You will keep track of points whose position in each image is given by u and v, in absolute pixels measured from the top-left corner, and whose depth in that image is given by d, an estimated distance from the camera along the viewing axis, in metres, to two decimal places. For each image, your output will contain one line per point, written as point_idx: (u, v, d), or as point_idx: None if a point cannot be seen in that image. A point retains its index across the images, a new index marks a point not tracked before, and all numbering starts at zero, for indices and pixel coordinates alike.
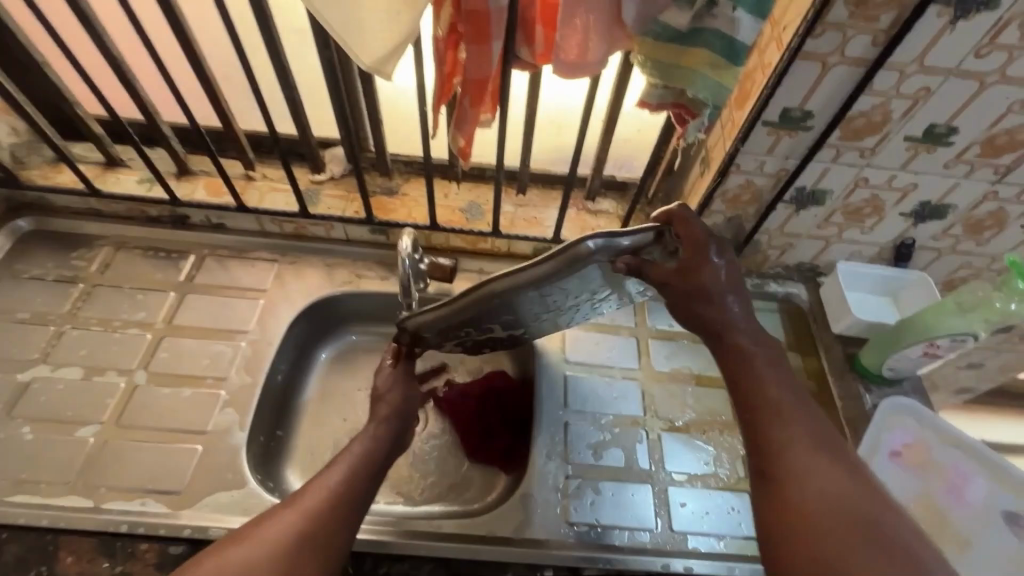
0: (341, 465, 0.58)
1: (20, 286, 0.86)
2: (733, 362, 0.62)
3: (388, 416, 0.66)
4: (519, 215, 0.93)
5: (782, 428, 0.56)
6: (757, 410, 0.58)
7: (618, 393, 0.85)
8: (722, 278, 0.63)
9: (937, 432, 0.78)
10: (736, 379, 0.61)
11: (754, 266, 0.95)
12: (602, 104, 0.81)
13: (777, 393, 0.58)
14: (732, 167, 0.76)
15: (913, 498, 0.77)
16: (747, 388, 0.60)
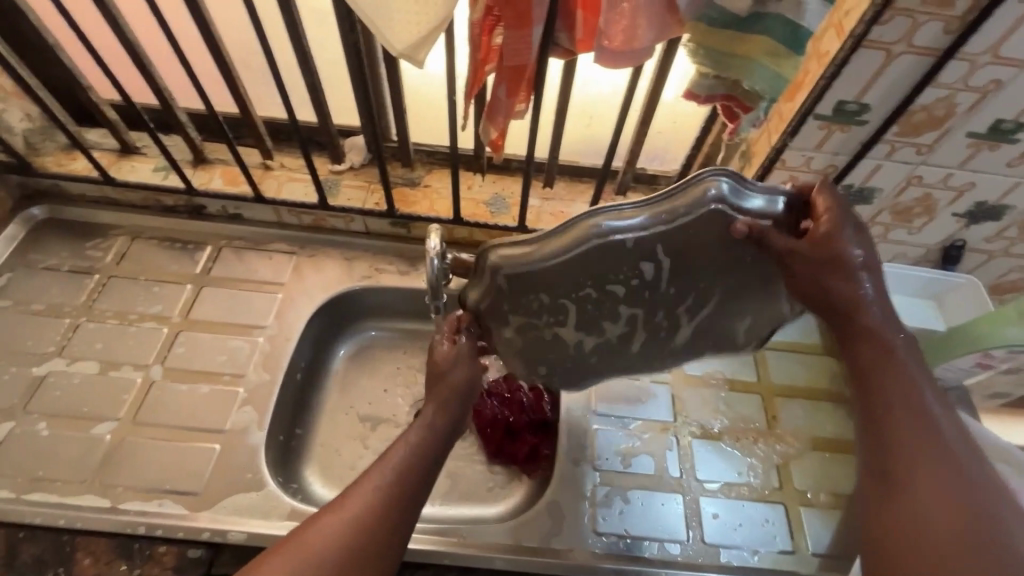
0: (390, 464, 0.53)
1: (35, 277, 0.84)
2: (866, 345, 0.54)
3: (444, 399, 0.58)
4: (545, 208, 0.89)
5: (909, 423, 0.49)
6: (883, 399, 0.51)
7: (648, 398, 0.82)
8: (857, 251, 0.54)
9: (986, 444, 0.73)
10: (860, 361, 0.54)
11: None
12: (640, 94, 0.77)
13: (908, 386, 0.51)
14: (777, 163, 0.72)
15: None
16: (872, 373, 0.53)
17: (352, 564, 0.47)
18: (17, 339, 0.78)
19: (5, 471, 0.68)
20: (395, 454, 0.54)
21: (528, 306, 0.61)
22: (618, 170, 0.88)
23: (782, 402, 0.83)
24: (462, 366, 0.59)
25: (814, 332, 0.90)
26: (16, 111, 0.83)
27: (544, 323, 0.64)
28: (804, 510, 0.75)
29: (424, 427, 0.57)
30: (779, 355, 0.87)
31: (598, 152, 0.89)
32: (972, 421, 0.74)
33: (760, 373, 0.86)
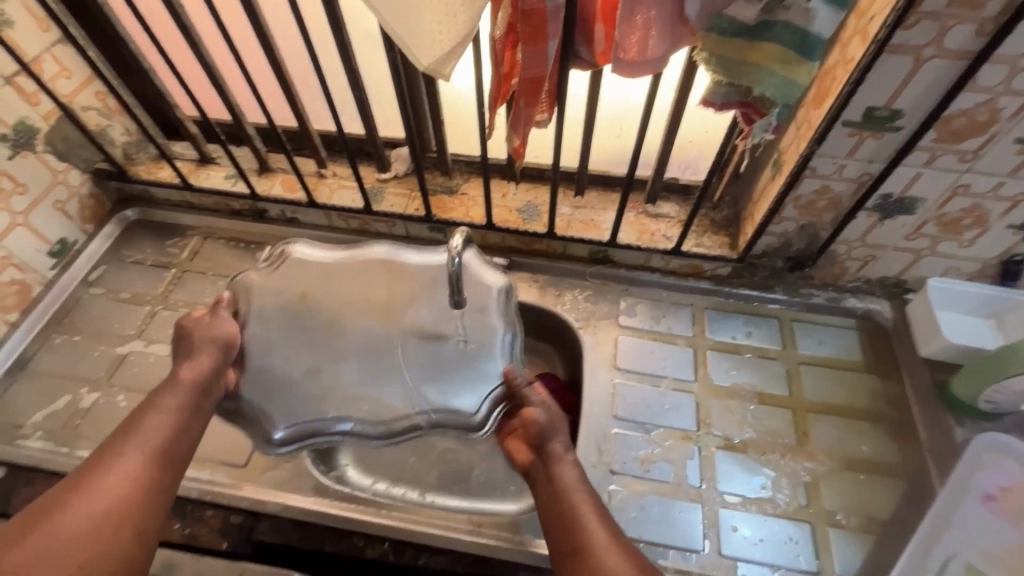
0: (144, 431, 0.55)
1: (125, 269, 0.96)
2: (548, 465, 0.59)
3: (189, 357, 0.61)
4: (576, 216, 0.92)
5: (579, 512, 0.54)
6: (563, 521, 0.54)
7: (671, 405, 0.82)
8: (547, 413, 0.62)
9: None
10: (553, 488, 0.56)
11: (831, 279, 0.88)
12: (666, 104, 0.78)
13: (587, 504, 0.55)
14: (806, 171, 0.71)
15: (1009, 550, 0.67)
16: (556, 494, 0.56)
17: (123, 518, 0.50)
18: (106, 323, 0.90)
19: (89, 434, 0.78)
20: (155, 418, 0.56)
21: (296, 313, 0.72)
22: (648, 180, 0.90)
23: (814, 418, 0.80)
24: (206, 338, 0.63)
25: (855, 349, 0.86)
26: (117, 127, 0.96)
27: (299, 341, 0.70)
28: (832, 532, 0.72)
29: (172, 388, 0.59)
30: (813, 370, 0.85)
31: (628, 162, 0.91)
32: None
33: (792, 388, 0.83)
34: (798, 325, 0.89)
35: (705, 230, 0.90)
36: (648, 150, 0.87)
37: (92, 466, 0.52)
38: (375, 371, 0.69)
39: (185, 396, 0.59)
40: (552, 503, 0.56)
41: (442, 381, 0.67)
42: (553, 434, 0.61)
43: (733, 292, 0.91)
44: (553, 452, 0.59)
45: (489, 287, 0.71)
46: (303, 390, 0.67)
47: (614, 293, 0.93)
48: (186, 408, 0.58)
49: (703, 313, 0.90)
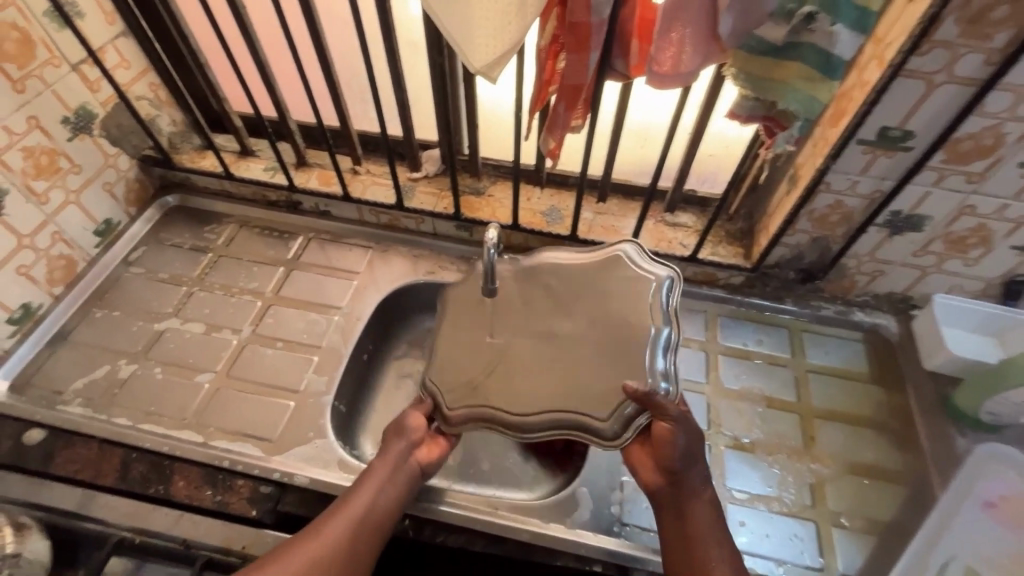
0: (346, 507, 0.62)
1: (163, 251, 1.01)
2: (682, 502, 0.64)
3: (390, 438, 0.69)
4: (597, 222, 0.96)
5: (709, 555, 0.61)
6: (690, 559, 0.61)
7: (683, 404, 0.85)
8: (686, 445, 0.64)
9: None
10: (684, 525, 0.63)
11: (839, 292, 0.92)
12: (691, 117, 0.83)
13: (717, 549, 0.61)
14: (821, 185, 0.75)
15: (1009, 557, 0.69)
16: (686, 527, 0.63)
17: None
18: (144, 300, 0.94)
19: (125, 403, 0.82)
20: (358, 497, 0.63)
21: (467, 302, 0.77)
22: (667, 190, 0.94)
23: (821, 423, 0.83)
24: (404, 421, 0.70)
25: (860, 360, 0.90)
26: (165, 117, 1.02)
27: (467, 331, 0.75)
28: (836, 532, 0.74)
29: (371, 470, 0.66)
30: (821, 378, 0.88)
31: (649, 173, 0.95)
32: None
33: (800, 394, 0.86)
34: (807, 336, 0.92)
35: (721, 240, 0.94)
36: (669, 162, 0.92)
37: (298, 538, 0.60)
38: (528, 363, 0.72)
39: (381, 475, 0.65)
40: (679, 534, 0.63)
41: (590, 386, 0.69)
42: (689, 465, 0.65)
43: (745, 301, 0.95)
44: (690, 486, 0.64)
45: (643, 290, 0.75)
46: (467, 374, 0.71)
47: None
48: (381, 486, 0.64)
49: (715, 320, 0.94)
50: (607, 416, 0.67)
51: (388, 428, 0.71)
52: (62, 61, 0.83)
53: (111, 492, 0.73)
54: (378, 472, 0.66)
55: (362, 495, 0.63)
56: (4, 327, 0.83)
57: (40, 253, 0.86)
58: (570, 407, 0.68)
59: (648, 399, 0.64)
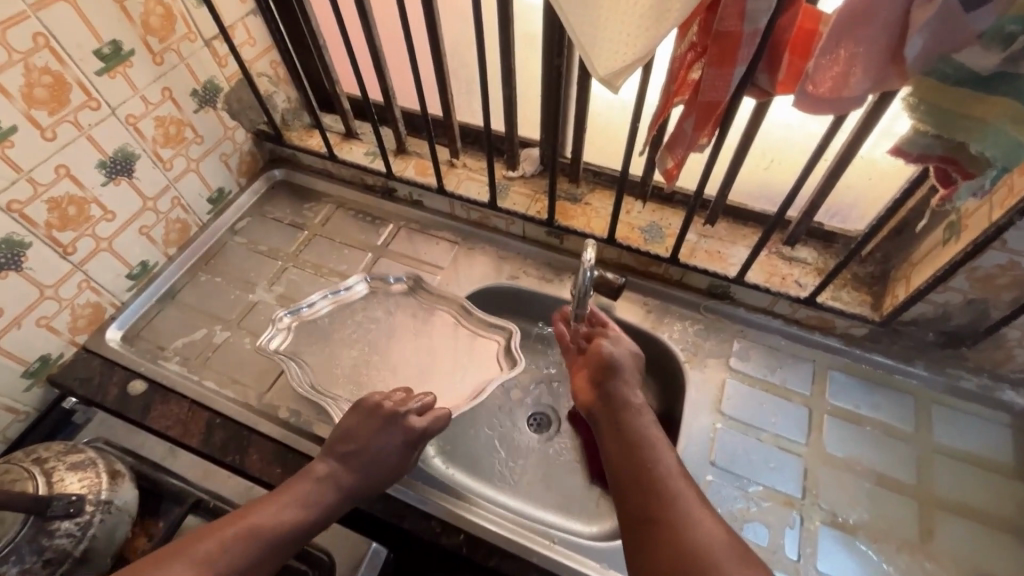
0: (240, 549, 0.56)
1: (265, 224, 1.05)
2: (619, 412, 0.62)
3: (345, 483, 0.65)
4: (701, 245, 0.88)
5: (653, 464, 0.55)
6: (632, 466, 0.56)
7: (777, 464, 0.76)
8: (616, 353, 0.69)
9: None
10: (622, 435, 0.60)
11: (988, 363, 0.77)
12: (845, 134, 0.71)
13: (663, 453, 0.57)
14: (994, 242, 0.63)
15: None
16: (632, 449, 0.58)
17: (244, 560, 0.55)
18: (243, 269, 0.98)
19: (216, 368, 0.86)
20: (287, 499, 0.62)
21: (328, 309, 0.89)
22: (792, 222, 0.83)
23: (943, 517, 0.71)
24: (388, 436, 0.68)
25: (1005, 449, 0.75)
26: (282, 95, 1.05)
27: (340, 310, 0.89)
28: None
29: (318, 480, 0.64)
30: (950, 462, 0.75)
31: (769, 198, 0.85)
32: None
33: (921, 476, 0.74)
34: (939, 409, 0.79)
35: (846, 284, 0.83)
36: (801, 191, 0.81)
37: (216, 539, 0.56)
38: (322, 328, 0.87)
39: (326, 506, 0.63)
40: (629, 464, 0.56)
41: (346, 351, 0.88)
42: (617, 382, 0.65)
43: (865, 356, 0.83)
44: (616, 394, 0.64)
45: (493, 361, 0.85)
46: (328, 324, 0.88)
47: (729, 332, 0.87)
48: (325, 510, 0.63)
49: (825, 373, 0.83)
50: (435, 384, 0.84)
51: (352, 425, 0.69)
52: (197, 36, 0.87)
53: (195, 451, 0.78)
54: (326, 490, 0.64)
55: (276, 514, 0.60)
56: (124, 281, 0.90)
57: (161, 215, 0.92)
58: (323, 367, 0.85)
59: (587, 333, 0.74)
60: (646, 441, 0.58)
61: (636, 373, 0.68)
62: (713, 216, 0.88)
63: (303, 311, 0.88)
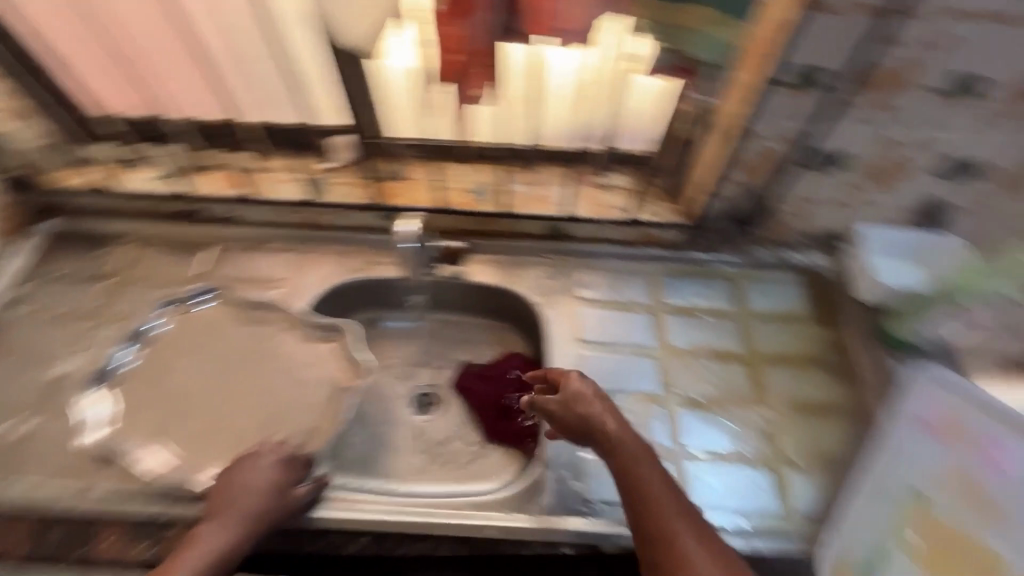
0: None
1: (54, 283, 0.89)
2: (618, 459, 0.63)
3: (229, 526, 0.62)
4: (530, 194, 0.90)
5: (657, 511, 0.58)
6: (640, 518, 0.59)
7: (635, 370, 0.83)
8: (593, 400, 0.67)
9: None
10: (625, 482, 0.61)
11: (771, 235, 0.89)
12: (616, 61, 0.76)
13: (665, 497, 0.59)
14: (745, 132, 0.73)
15: None
16: (637, 502, 0.60)
17: None
18: (38, 342, 0.84)
19: (29, 463, 0.73)
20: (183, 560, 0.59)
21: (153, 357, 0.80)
22: (595, 151, 0.89)
23: (770, 369, 0.83)
24: (264, 468, 0.66)
25: (802, 301, 0.89)
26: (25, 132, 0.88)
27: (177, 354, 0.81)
28: (792, 473, 0.75)
29: (208, 533, 0.61)
30: (767, 326, 0.87)
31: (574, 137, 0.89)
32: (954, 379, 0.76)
33: (747, 342, 0.86)
34: (749, 283, 0.91)
35: (656, 198, 0.91)
36: (596, 121, 0.85)
37: None
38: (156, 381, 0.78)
39: (220, 553, 0.60)
40: (635, 517, 0.59)
41: (194, 396, 0.79)
42: (602, 432, 0.65)
43: (687, 256, 0.92)
44: (610, 445, 0.64)
45: (343, 362, 0.81)
46: (160, 373, 0.80)
47: (572, 267, 0.91)
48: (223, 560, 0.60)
49: (661, 280, 0.91)
50: (301, 408, 0.78)
51: (230, 479, 0.66)
52: None
53: (32, 559, 0.67)
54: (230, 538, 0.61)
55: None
56: None
57: None
58: (163, 421, 0.76)
59: (549, 376, 0.72)
60: (646, 485, 0.60)
61: (603, 398, 0.68)
62: (528, 160, 0.90)
63: (108, 374, 0.78)
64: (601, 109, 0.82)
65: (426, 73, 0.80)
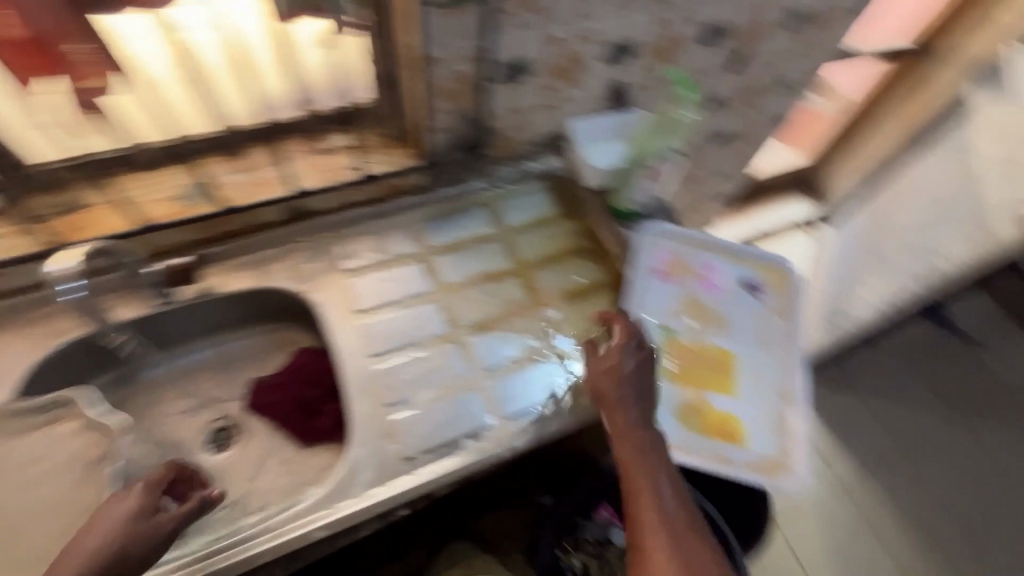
0: None
1: None
2: (625, 440, 0.67)
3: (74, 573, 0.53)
4: (248, 181, 0.83)
5: (647, 488, 0.64)
6: (631, 500, 0.64)
7: (417, 319, 0.81)
8: (631, 367, 0.72)
9: (684, 240, 0.91)
10: (624, 474, 0.66)
11: (503, 151, 0.94)
12: (267, 15, 0.69)
13: (659, 485, 0.65)
14: (428, 61, 0.72)
15: (681, 301, 0.86)
16: (631, 489, 0.64)
17: None
18: None
19: None
20: None
21: None
22: (304, 118, 0.82)
23: (538, 272, 0.88)
24: (120, 502, 0.59)
25: (550, 204, 0.94)
26: None
27: None
28: (578, 352, 0.82)
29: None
30: (527, 235, 0.91)
31: (273, 108, 0.80)
32: (670, 228, 0.91)
33: (513, 255, 0.89)
34: (502, 203, 0.93)
35: (384, 147, 0.88)
36: (277, 79, 0.76)
37: None
38: None
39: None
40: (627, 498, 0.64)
41: None
42: (637, 402, 0.70)
43: (438, 196, 0.91)
44: (623, 423, 0.68)
45: (89, 432, 0.69)
46: None
47: (327, 242, 0.87)
48: None
49: (421, 227, 0.89)
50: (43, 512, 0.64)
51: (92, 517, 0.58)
52: None
53: None
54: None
55: None
56: None
57: None
58: None
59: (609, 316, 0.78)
60: (633, 474, 0.65)
61: (650, 378, 0.72)
62: (232, 147, 0.81)
63: None
64: (282, 72, 0.76)
65: (5, 65, 0.63)
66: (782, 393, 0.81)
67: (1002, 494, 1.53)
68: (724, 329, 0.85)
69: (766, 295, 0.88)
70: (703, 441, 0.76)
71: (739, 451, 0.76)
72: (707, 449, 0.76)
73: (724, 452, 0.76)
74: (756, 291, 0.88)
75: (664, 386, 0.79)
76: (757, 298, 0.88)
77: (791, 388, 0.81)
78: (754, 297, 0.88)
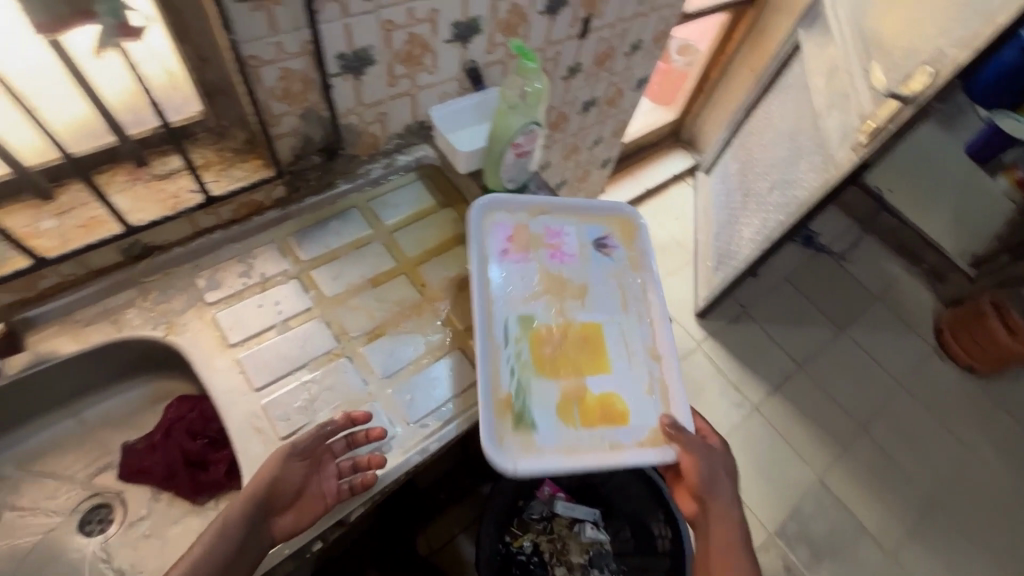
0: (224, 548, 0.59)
1: None
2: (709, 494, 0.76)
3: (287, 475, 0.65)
4: (68, 225, 0.72)
5: (718, 548, 0.75)
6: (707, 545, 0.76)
7: (302, 339, 0.76)
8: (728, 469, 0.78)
9: (524, 210, 0.85)
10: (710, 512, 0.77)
11: (368, 149, 0.89)
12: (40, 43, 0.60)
13: (733, 550, 0.74)
14: (246, 60, 0.66)
15: (532, 282, 0.80)
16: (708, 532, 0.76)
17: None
18: None
19: None
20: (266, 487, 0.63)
21: None
22: (119, 145, 0.72)
23: (424, 267, 0.84)
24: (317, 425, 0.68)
25: (427, 196, 0.91)
26: None
27: None
28: None
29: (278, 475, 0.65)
30: (405, 232, 0.87)
31: (79, 139, 0.70)
32: (507, 200, 0.84)
33: (396, 255, 0.85)
34: (375, 204, 0.88)
35: (231, 162, 0.79)
36: (68, 108, 0.67)
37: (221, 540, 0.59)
38: None
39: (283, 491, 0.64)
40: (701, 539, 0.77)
41: None
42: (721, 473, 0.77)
43: (303, 207, 0.85)
44: (717, 495, 0.76)
45: None
46: None
47: (184, 276, 0.78)
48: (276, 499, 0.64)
49: (289, 241, 0.83)
50: None
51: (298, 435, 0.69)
52: None
53: None
54: (289, 476, 0.65)
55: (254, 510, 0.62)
56: None
57: None
58: None
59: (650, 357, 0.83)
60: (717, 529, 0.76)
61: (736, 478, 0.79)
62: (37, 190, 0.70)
63: None
64: (78, 100, 0.67)
65: None
66: (650, 351, 0.79)
67: (887, 384, 1.75)
68: (585, 300, 0.80)
69: (615, 250, 0.86)
70: (588, 434, 0.71)
71: (624, 431, 0.73)
72: (593, 440, 0.71)
73: (612, 437, 0.72)
74: (603, 249, 0.86)
75: (537, 383, 0.73)
76: (606, 256, 0.85)
77: (659, 345, 0.80)
78: (603, 255, 0.85)
